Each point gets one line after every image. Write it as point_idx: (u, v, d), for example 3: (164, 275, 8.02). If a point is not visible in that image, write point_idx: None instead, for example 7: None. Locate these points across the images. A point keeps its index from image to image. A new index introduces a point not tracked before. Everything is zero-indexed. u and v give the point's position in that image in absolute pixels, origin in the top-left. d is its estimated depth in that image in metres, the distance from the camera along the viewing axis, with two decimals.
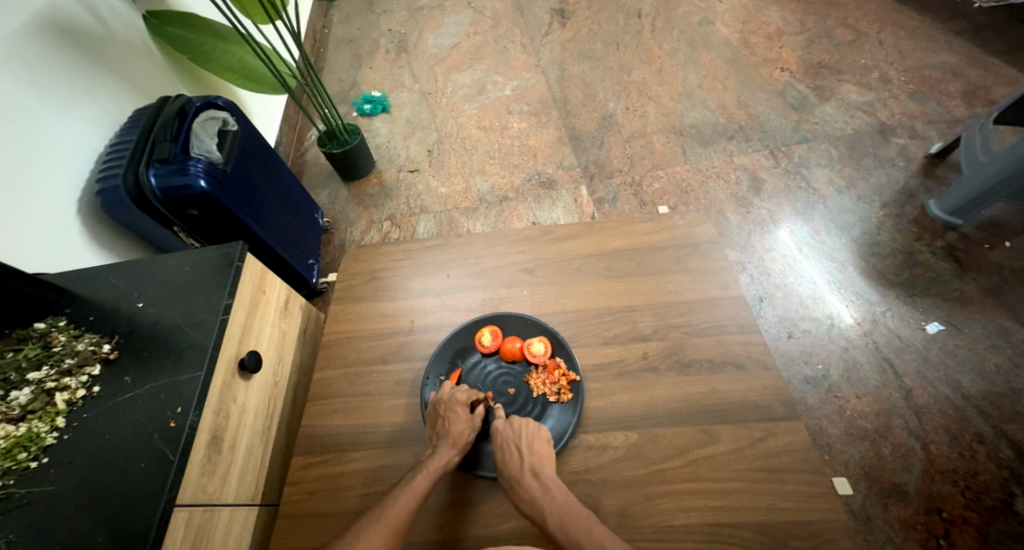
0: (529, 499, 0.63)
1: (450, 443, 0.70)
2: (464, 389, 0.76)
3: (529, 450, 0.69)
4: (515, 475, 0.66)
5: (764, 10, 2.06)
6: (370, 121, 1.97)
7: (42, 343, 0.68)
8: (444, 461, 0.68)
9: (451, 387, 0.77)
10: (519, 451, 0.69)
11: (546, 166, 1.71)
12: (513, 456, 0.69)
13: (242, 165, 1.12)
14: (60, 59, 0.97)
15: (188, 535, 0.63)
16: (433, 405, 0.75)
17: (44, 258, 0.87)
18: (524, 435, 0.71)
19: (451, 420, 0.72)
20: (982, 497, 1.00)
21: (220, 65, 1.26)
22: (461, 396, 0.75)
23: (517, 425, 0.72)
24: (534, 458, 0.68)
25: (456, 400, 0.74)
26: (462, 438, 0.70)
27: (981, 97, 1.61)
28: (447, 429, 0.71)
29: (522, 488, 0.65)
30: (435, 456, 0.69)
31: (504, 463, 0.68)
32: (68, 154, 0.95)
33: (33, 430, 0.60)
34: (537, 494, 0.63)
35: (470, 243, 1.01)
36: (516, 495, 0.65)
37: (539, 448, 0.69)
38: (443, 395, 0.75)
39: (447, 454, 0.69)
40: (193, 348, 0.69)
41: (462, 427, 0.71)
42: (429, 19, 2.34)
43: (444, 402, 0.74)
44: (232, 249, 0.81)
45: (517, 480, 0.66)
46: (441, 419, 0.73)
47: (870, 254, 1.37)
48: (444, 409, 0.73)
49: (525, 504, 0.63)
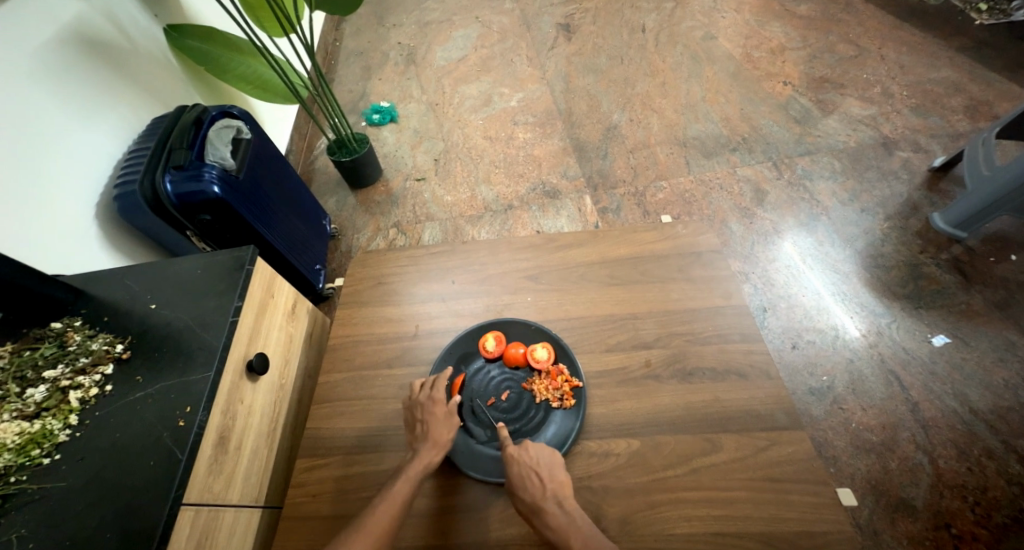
0: (557, 527, 0.61)
1: (428, 445, 0.71)
2: (442, 385, 0.77)
3: (549, 477, 0.67)
4: (541, 502, 0.64)
5: (767, 26, 2.09)
6: (378, 130, 2.01)
7: (58, 342, 0.70)
8: (424, 463, 0.69)
9: (422, 388, 0.78)
10: (540, 478, 0.67)
11: (550, 176, 1.74)
12: (534, 481, 0.67)
13: (254, 172, 1.15)
14: (85, 70, 1.01)
15: (193, 534, 0.64)
16: (410, 406, 0.76)
17: (62, 261, 0.89)
18: (540, 461, 0.69)
19: (430, 423, 0.72)
20: (992, 514, 0.98)
21: (235, 75, 1.30)
22: (438, 394, 0.75)
23: (530, 450, 0.71)
24: (555, 484, 0.66)
25: (432, 399, 0.75)
26: (441, 440, 0.71)
27: (983, 112, 1.63)
28: (427, 432, 0.72)
29: (550, 516, 0.62)
30: (416, 457, 0.70)
31: (523, 490, 0.66)
32: (88, 161, 0.98)
33: (47, 426, 0.61)
34: (563, 521, 0.62)
35: (475, 250, 1.02)
36: (541, 524, 0.62)
37: (556, 474, 0.68)
38: (421, 397, 0.75)
39: (427, 456, 0.70)
40: (203, 348, 0.70)
41: (442, 429, 0.72)
42: (437, 33, 2.40)
43: (422, 404, 0.75)
44: (243, 253, 0.83)
45: (543, 507, 0.63)
46: (420, 422, 0.73)
47: (875, 265, 1.37)
48: (421, 412, 0.74)
49: (554, 533, 0.61)
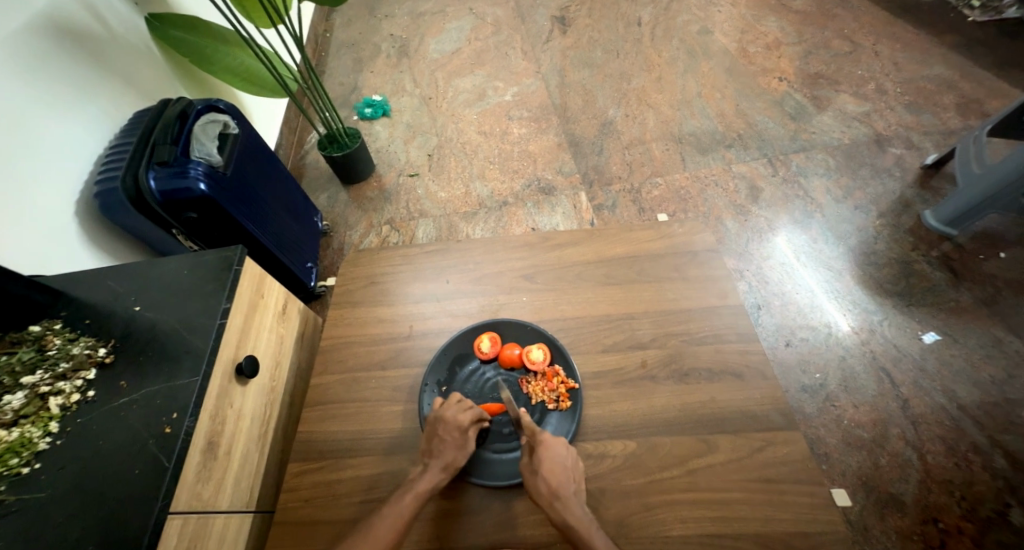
0: (572, 516, 0.62)
1: (440, 466, 0.69)
2: (467, 408, 0.74)
3: (572, 472, 0.67)
4: (561, 491, 0.64)
5: (763, 21, 2.08)
6: (371, 125, 1.97)
7: (37, 347, 0.67)
8: (433, 484, 0.67)
9: (448, 403, 0.74)
10: (565, 471, 0.66)
11: (545, 171, 1.72)
12: (558, 473, 0.66)
13: (242, 168, 1.12)
14: (60, 60, 0.97)
15: (181, 543, 0.62)
16: (432, 422, 0.73)
17: (41, 261, 0.86)
18: (567, 456, 0.68)
19: (443, 446, 0.70)
20: (979, 509, 1.00)
21: (223, 68, 1.26)
22: (462, 419, 0.72)
23: (561, 445, 0.69)
24: (575, 482, 0.66)
25: (456, 424, 0.71)
26: (454, 465, 0.69)
27: (975, 109, 1.63)
28: (440, 452, 0.70)
29: (567, 506, 0.63)
30: (425, 476, 0.68)
31: (548, 475, 0.65)
32: (67, 157, 0.95)
33: (26, 434, 0.59)
34: (578, 515, 0.62)
35: (469, 248, 1.01)
36: (557, 508, 0.62)
37: (577, 476, 0.67)
38: (445, 415, 0.72)
39: (435, 476, 0.68)
40: (190, 353, 0.68)
41: (455, 454, 0.70)
42: (430, 25, 2.35)
43: (444, 422, 0.72)
44: (231, 253, 0.81)
45: (562, 496, 0.63)
46: (436, 440, 0.71)
47: (867, 263, 1.38)
48: (442, 431, 0.71)
49: (568, 520, 0.61)
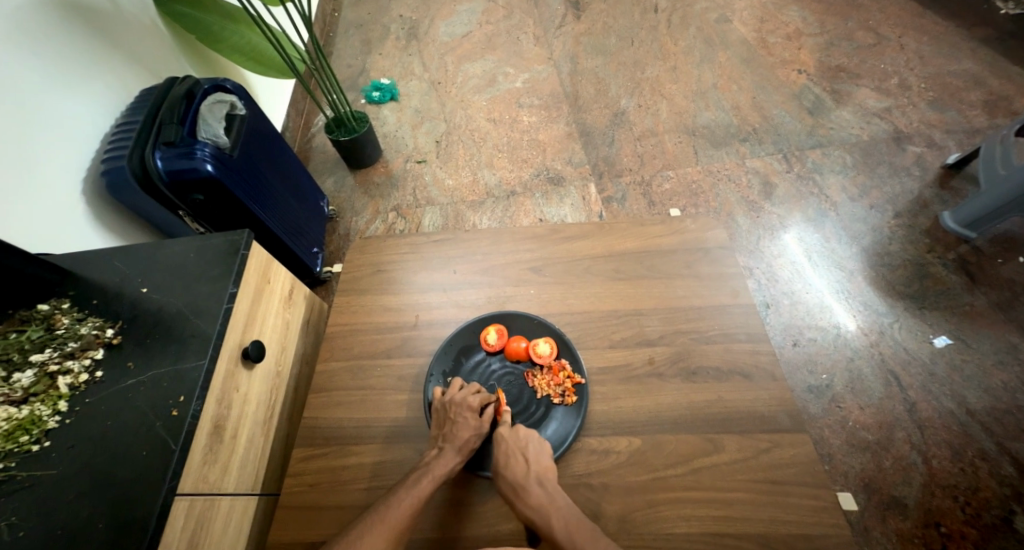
0: (537, 505, 0.62)
1: (454, 449, 0.69)
2: (475, 392, 0.76)
3: (535, 464, 0.68)
4: (522, 482, 0.64)
5: (784, 10, 2.02)
6: (378, 109, 1.94)
7: (45, 325, 0.67)
8: (447, 466, 0.67)
9: (459, 388, 0.76)
10: (525, 461, 0.68)
11: (555, 162, 1.69)
12: (519, 464, 0.67)
13: (249, 149, 1.11)
14: (66, 33, 0.95)
15: (187, 524, 0.63)
16: (441, 406, 0.74)
17: (46, 238, 0.86)
18: (528, 447, 0.70)
19: (458, 425, 0.71)
20: (982, 514, 0.99)
21: (231, 46, 1.24)
22: (473, 400, 0.74)
23: (521, 434, 0.72)
24: (539, 468, 0.67)
25: (467, 403, 0.73)
26: (468, 446, 0.70)
27: (1001, 107, 1.58)
28: (453, 434, 0.70)
29: (529, 494, 0.63)
30: (441, 458, 0.68)
31: (508, 468, 0.67)
32: (73, 133, 0.94)
33: (36, 412, 0.60)
34: (547, 507, 0.62)
35: (478, 239, 1.00)
36: (521, 503, 0.63)
37: (543, 459, 0.68)
38: (456, 398, 0.74)
39: (451, 459, 0.68)
40: (197, 337, 0.68)
41: (468, 433, 0.71)
42: (441, 7, 2.30)
43: (455, 404, 0.73)
44: (238, 237, 0.80)
45: (523, 485, 0.64)
46: (449, 422, 0.72)
47: (880, 263, 1.35)
48: (454, 413, 0.72)
49: (532, 511, 0.62)
